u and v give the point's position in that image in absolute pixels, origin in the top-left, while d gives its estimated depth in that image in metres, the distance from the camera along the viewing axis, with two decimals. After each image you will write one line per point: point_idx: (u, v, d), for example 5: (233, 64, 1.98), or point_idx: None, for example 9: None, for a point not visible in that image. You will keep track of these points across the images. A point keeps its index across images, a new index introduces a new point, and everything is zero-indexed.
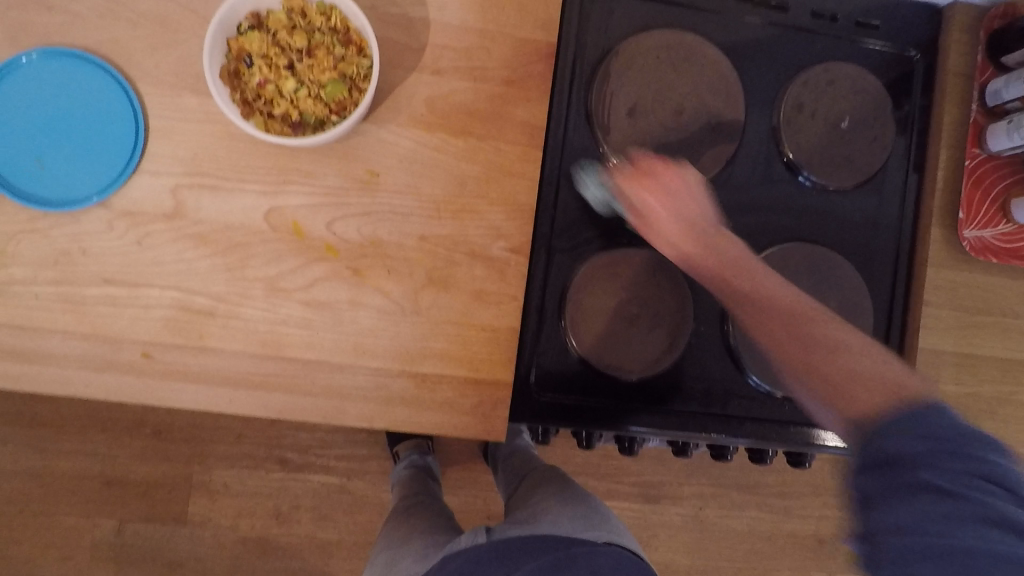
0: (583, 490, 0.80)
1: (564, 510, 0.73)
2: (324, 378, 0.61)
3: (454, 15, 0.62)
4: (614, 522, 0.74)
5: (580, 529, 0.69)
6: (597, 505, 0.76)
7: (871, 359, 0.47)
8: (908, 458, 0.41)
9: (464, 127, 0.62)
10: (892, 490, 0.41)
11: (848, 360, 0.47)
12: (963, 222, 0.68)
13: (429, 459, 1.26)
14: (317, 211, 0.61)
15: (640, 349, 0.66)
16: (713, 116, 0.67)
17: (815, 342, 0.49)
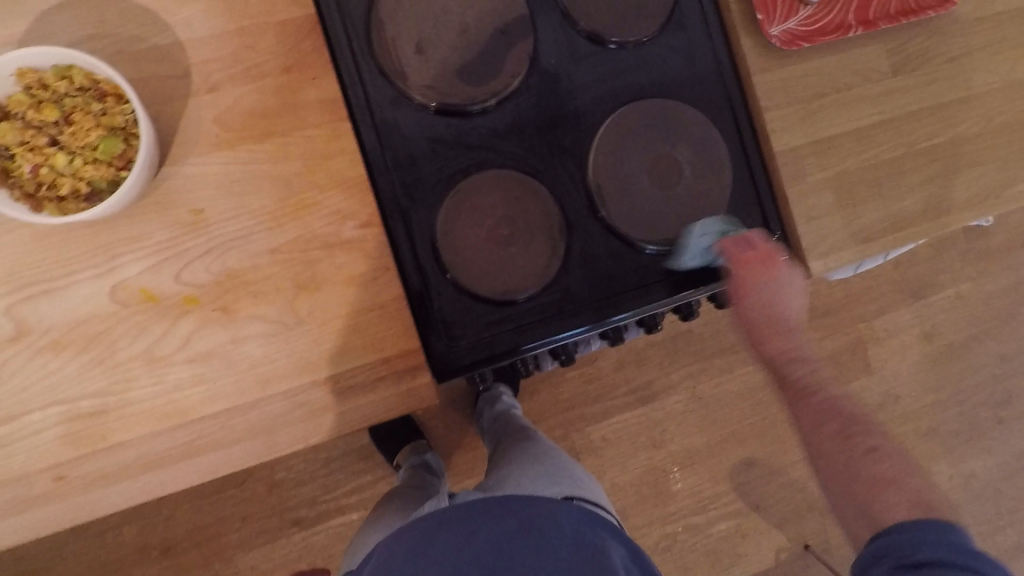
0: (549, 449, 0.88)
1: (530, 471, 0.81)
2: (242, 422, 0.60)
3: (204, 27, 0.60)
4: (576, 476, 0.82)
5: (543, 488, 0.77)
6: (562, 462, 0.84)
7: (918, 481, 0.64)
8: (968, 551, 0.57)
9: (264, 130, 0.61)
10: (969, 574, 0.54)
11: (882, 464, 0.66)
12: (765, 22, 0.71)
13: (427, 456, 1.27)
14: (160, 270, 0.59)
15: (526, 265, 0.67)
16: (497, 20, 0.66)
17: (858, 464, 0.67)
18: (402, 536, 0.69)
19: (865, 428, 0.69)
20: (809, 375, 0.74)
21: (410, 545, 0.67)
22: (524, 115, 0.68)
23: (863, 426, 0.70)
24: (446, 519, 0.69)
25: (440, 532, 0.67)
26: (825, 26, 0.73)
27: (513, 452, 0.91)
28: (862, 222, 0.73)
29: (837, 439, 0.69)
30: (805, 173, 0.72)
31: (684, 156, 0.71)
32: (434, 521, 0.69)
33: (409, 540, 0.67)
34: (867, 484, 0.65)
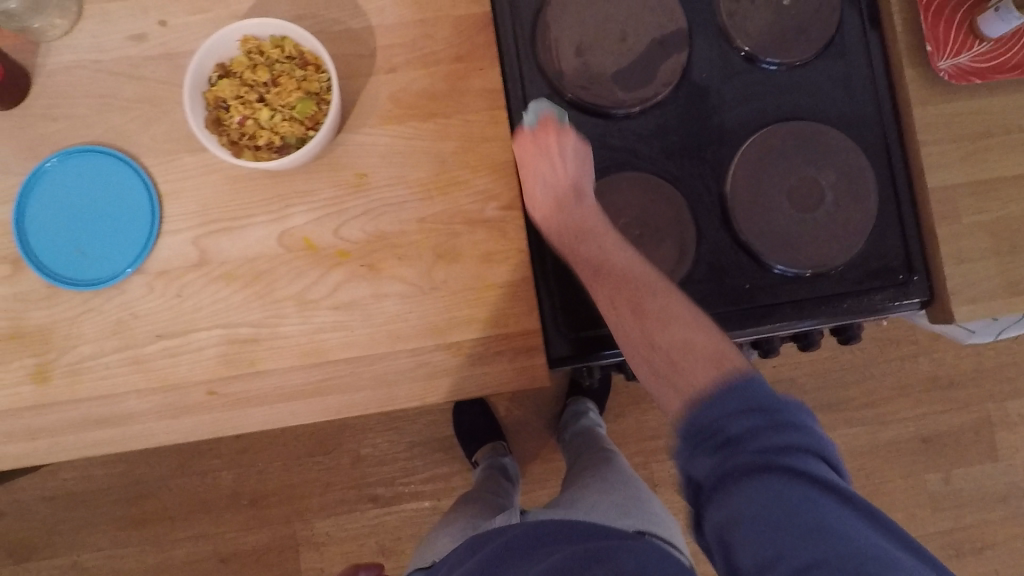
0: (627, 480, 0.88)
1: (603, 504, 0.81)
2: (369, 371, 0.65)
3: (394, 15, 0.67)
4: (653, 513, 0.79)
5: (615, 519, 0.76)
6: (638, 495, 0.83)
7: (729, 372, 0.54)
8: (741, 429, 0.50)
9: (430, 111, 0.67)
10: (743, 476, 0.49)
11: (674, 332, 0.58)
12: (934, 54, 0.68)
13: (506, 460, 1.28)
14: (322, 223, 0.66)
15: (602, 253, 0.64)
16: (656, 31, 0.69)
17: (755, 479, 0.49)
18: (473, 560, 0.69)
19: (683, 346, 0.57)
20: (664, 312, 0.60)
21: (479, 565, 0.67)
22: (669, 123, 0.70)
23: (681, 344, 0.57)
24: (515, 541, 0.69)
25: (511, 557, 0.66)
26: (1003, 63, 0.69)
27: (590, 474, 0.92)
28: (1021, 273, 0.68)
29: (663, 364, 0.58)
30: (960, 214, 0.68)
31: (828, 181, 0.69)
32: (506, 544, 0.68)
33: (480, 559, 0.68)
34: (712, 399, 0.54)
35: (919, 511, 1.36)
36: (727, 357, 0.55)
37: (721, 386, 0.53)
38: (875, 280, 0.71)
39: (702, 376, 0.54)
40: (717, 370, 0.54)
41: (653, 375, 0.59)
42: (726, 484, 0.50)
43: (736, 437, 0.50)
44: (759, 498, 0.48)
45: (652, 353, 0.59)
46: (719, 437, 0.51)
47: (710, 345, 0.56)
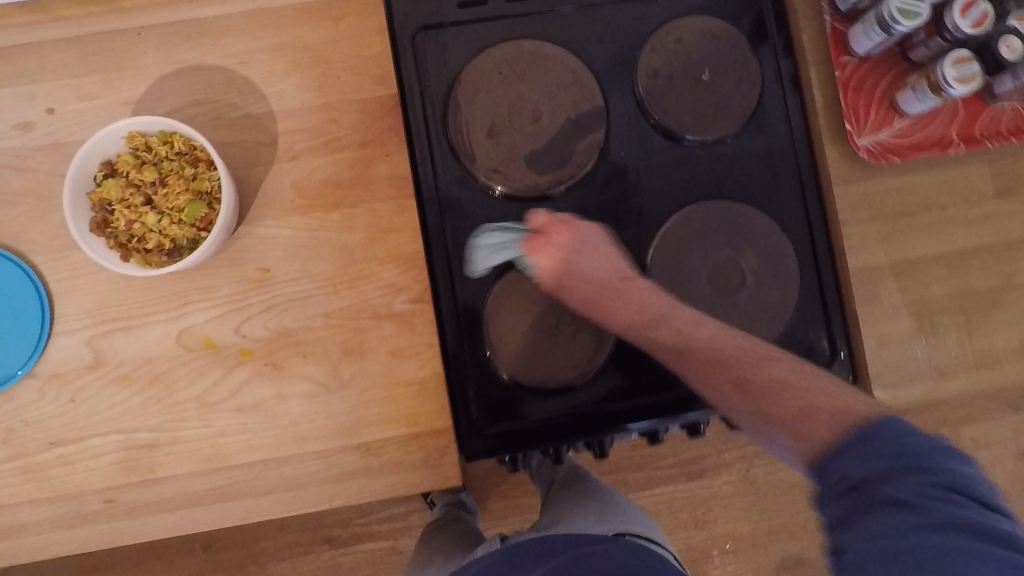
0: (602, 490, 0.87)
1: (582, 513, 0.80)
2: (277, 473, 0.63)
3: (296, 99, 0.64)
4: (632, 516, 0.80)
5: (593, 525, 0.75)
6: (616, 503, 0.83)
7: (830, 397, 0.46)
8: (863, 475, 0.40)
9: (335, 200, 0.64)
10: (859, 507, 0.39)
11: (791, 397, 0.48)
12: (854, 132, 0.67)
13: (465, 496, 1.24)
14: (223, 321, 0.63)
15: (599, 266, 0.63)
16: (572, 110, 0.67)
17: (757, 381, 0.51)
18: None
19: (816, 399, 0.46)
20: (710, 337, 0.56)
21: None
22: (586, 205, 0.68)
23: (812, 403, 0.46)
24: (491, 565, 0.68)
25: None
26: (922, 139, 0.69)
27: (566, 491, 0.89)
28: (943, 354, 0.67)
29: (733, 390, 0.52)
30: (881, 295, 0.67)
31: (749, 264, 0.68)
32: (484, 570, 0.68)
33: None
34: (746, 397, 0.51)
35: None
36: (852, 408, 0.44)
37: (864, 429, 0.41)
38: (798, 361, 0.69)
39: (829, 435, 0.43)
40: (842, 427, 0.43)
41: (753, 426, 0.51)
42: (864, 515, 0.39)
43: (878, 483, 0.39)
44: (880, 524, 0.38)
45: (746, 410, 0.50)
46: (848, 483, 0.41)
47: (849, 400, 0.46)
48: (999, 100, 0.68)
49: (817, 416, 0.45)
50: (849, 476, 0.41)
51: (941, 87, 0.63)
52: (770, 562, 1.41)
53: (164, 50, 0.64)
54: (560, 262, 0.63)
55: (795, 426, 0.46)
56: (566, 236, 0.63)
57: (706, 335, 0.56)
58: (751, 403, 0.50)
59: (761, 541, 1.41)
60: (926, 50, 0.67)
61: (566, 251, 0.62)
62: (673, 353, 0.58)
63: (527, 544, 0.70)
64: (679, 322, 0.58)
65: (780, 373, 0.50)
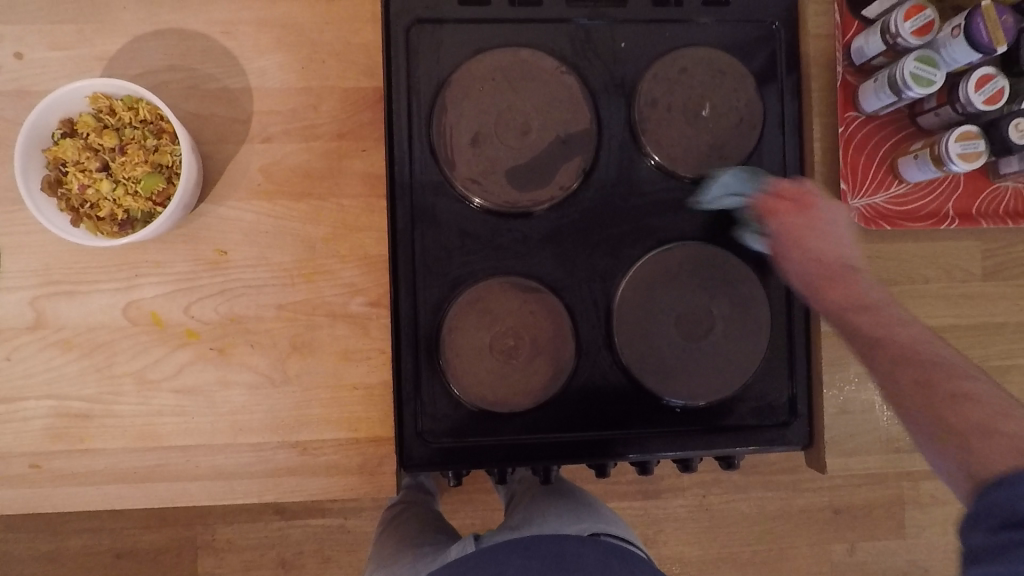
0: (569, 483, 0.82)
1: (551, 505, 0.76)
2: (209, 461, 0.61)
3: (275, 79, 0.61)
4: (601, 512, 0.76)
5: (568, 525, 0.71)
6: (585, 495, 0.79)
7: (986, 388, 0.49)
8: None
9: (303, 189, 0.62)
10: (997, 550, 0.41)
11: (967, 405, 0.48)
12: (848, 192, 0.66)
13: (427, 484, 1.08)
14: (172, 298, 0.61)
15: (830, 249, 0.61)
16: (561, 129, 0.64)
17: (940, 386, 0.50)
18: None
19: (947, 372, 0.51)
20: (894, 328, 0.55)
21: None
22: (563, 228, 0.66)
23: (947, 373, 0.51)
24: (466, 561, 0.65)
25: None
26: (918, 209, 0.67)
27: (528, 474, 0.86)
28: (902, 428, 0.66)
29: (914, 386, 0.51)
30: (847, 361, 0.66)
31: (720, 311, 0.66)
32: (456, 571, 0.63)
33: None
34: (934, 409, 0.50)
35: None
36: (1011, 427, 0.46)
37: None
38: (756, 417, 0.68)
39: (1005, 463, 0.44)
40: (1023, 459, 0.43)
41: (936, 454, 0.49)
42: (1006, 557, 0.40)
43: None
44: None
45: (929, 424, 0.50)
46: (1002, 518, 0.42)
47: (997, 400, 0.48)
48: (1003, 179, 0.66)
49: (939, 374, 0.51)
50: (1016, 511, 0.41)
51: (943, 161, 0.61)
52: None
53: (144, 7, 0.61)
54: (790, 227, 0.62)
55: (964, 440, 0.47)
56: (817, 217, 0.61)
57: (920, 347, 0.54)
58: (928, 401, 0.50)
59: (708, 567, 1.42)
60: (933, 118, 0.65)
61: (802, 230, 0.61)
62: (838, 317, 0.59)
63: (502, 545, 0.66)
64: (871, 316, 0.57)
65: (967, 380, 0.50)
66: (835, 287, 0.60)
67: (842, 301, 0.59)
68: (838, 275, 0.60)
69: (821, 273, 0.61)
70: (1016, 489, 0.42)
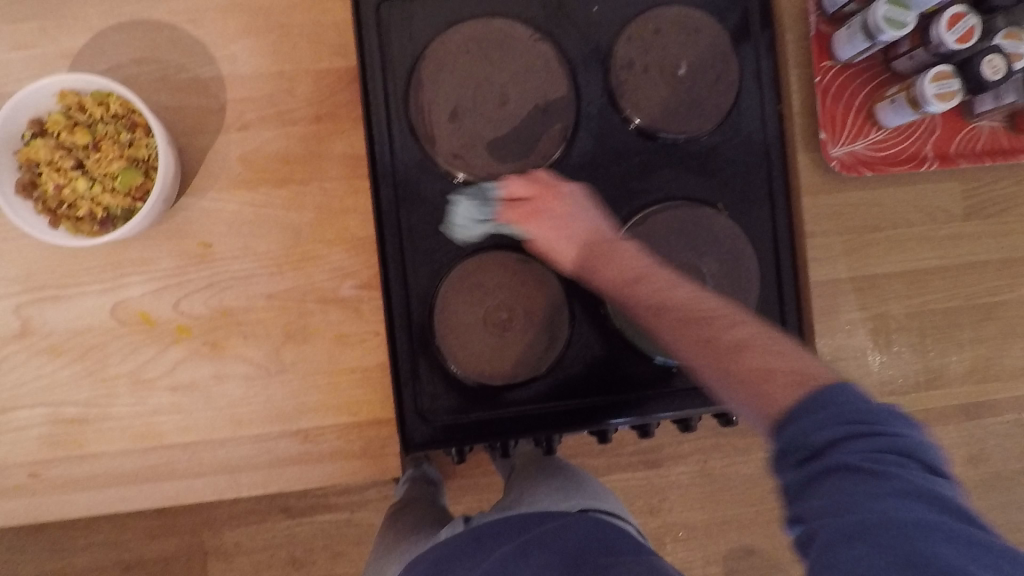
0: (565, 464, 0.81)
1: (544, 487, 0.75)
2: (209, 456, 0.61)
3: (246, 65, 0.60)
4: (594, 489, 0.75)
5: (559, 503, 0.70)
6: (579, 474, 0.78)
7: (785, 355, 0.48)
8: (827, 442, 0.41)
9: (283, 176, 0.61)
10: (810, 482, 0.41)
11: (754, 355, 0.49)
12: (829, 140, 0.65)
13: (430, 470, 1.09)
14: (160, 295, 0.60)
15: (578, 226, 0.61)
16: (540, 98, 0.64)
17: (725, 341, 0.51)
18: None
19: (729, 317, 0.53)
20: (660, 289, 0.57)
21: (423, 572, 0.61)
22: None
23: (727, 316, 0.53)
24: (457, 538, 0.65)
25: (456, 557, 0.61)
26: (897, 154, 0.67)
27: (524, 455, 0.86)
28: (892, 371, 0.66)
29: (702, 344, 0.52)
30: (839, 310, 0.66)
31: (710, 269, 0.67)
32: (446, 548, 0.63)
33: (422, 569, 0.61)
34: (716, 353, 0.51)
35: None
36: (813, 373, 0.46)
37: (810, 398, 0.43)
38: None
39: (788, 399, 0.45)
40: (800, 391, 0.45)
41: (738, 403, 0.49)
42: (818, 483, 0.41)
43: (829, 455, 0.41)
44: (841, 487, 0.39)
45: (725, 382, 0.50)
46: (806, 449, 0.42)
47: (803, 362, 0.48)
48: (979, 118, 0.68)
49: (709, 317, 0.53)
50: (808, 445, 0.42)
51: (921, 103, 0.62)
52: (719, 550, 1.44)
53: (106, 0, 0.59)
54: (545, 221, 0.61)
55: (746, 384, 0.48)
56: (556, 203, 0.62)
57: (708, 305, 0.54)
58: (718, 361, 0.50)
59: (713, 531, 1.44)
60: (908, 62, 0.65)
61: (550, 216, 0.61)
62: (650, 310, 0.57)
63: (491, 528, 0.65)
64: (652, 286, 0.57)
65: (738, 327, 0.51)
66: (602, 262, 0.60)
67: (649, 298, 0.57)
68: (600, 249, 0.60)
69: (591, 246, 0.61)
70: (808, 419, 0.43)
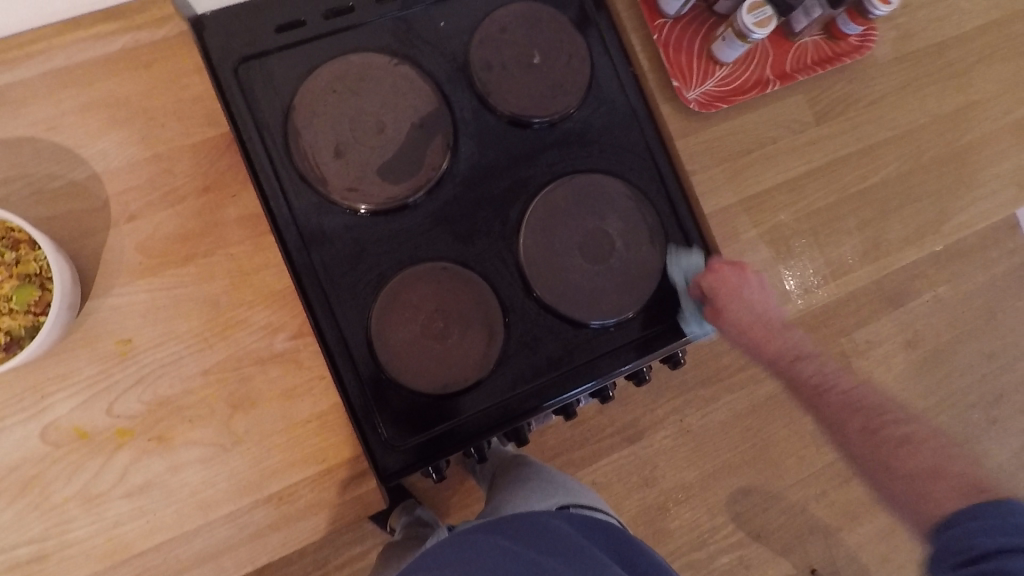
0: (543, 468, 0.87)
1: (524, 490, 0.80)
2: (187, 550, 0.59)
3: (119, 156, 0.60)
4: (569, 488, 0.81)
5: (538, 502, 0.76)
6: (555, 476, 0.84)
7: (940, 443, 0.67)
8: (994, 548, 0.56)
9: (186, 253, 0.61)
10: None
11: (914, 453, 0.67)
12: (682, 88, 0.71)
13: (420, 511, 1.12)
14: (90, 405, 0.58)
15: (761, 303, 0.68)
16: (415, 115, 0.67)
17: (862, 410, 0.71)
18: None
19: (891, 415, 0.70)
20: (818, 373, 0.73)
21: None
22: (451, 205, 0.68)
23: (886, 412, 0.70)
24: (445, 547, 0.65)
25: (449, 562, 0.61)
26: (744, 83, 0.74)
27: (507, 469, 0.90)
28: (797, 270, 0.73)
29: (863, 432, 0.70)
30: (737, 233, 0.72)
31: (615, 229, 0.71)
32: (435, 558, 0.63)
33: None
34: (874, 446, 0.69)
35: (806, 451, 1.53)
36: (984, 486, 0.62)
37: (973, 508, 0.60)
38: (681, 309, 0.73)
39: (953, 505, 0.62)
40: (975, 499, 0.61)
41: (892, 501, 0.68)
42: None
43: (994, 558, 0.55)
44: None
45: (888, 483, 0.68)
46: (976, 555, 0.57)
47: (952, 462, 0.65)
48: (800, 36, 0.77)
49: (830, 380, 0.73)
50: (972, 551, 0.57)
51: (747, 35, 0.68)
52: (719, 500, 1.49)
53: None
54: (722, 281, 0.68)
55: (913, 482, 0.66)
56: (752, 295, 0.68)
57: (861, 396, 0.72)
58: (871, 449, 0.69)
59: (708, 482, 1.49)
60: (726, 3, 0.72)
61: (730, 287, 0.67)
62: (811, 385, 0.74)
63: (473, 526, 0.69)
64: (811, 366, 0.73)
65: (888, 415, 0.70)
66: (766, 342, 0.73)
67: (786, 355, 0.73)
68: (767, 331, 0.72)
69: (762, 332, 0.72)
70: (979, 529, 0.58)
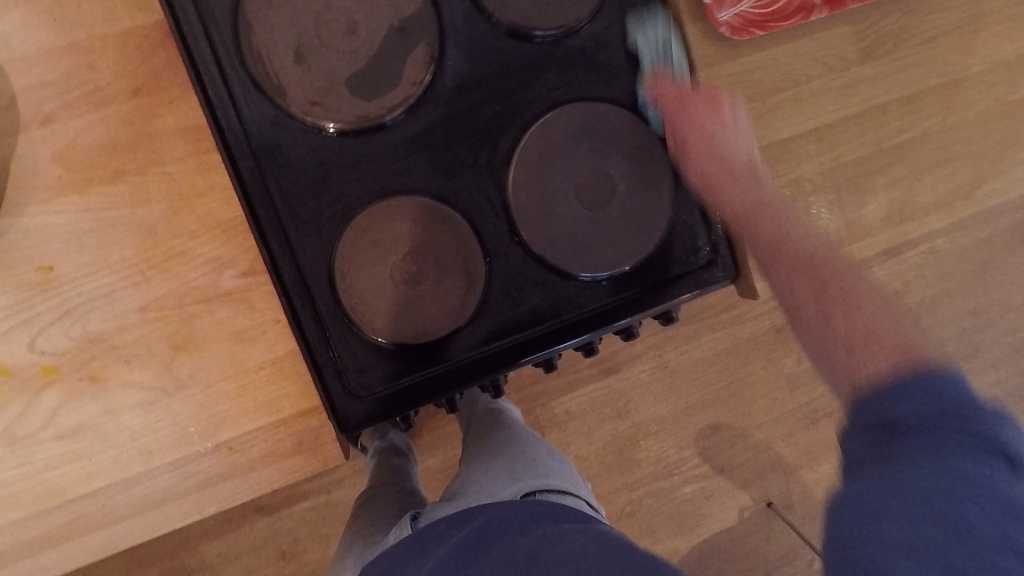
0: (514, 442, 0.86)
1: (493, 468, 0.80)
2: (128, 497, 0.55)
3: (25, 43, 0.49)
4: (541, 467, 0.79)
5: (503, 489, 0.74)
6: (527, 453, 0.83)
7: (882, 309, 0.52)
8: (900, 415, 0.44)
9: (115, 168, 0.51)
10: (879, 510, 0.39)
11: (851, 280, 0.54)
12: (714, 7, 0.64)
13: (393, 439, 1.12)
14: (9, 340, 0.51)
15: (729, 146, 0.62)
16: (393, 16, 0.56)
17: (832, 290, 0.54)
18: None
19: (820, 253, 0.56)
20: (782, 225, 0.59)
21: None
22: (433, 130, 0.59)
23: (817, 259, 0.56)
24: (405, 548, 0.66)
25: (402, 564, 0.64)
26: (784, 8, 0.66)
27: (479, 440, 0.90)
28: None
29: (808, 301, 0.55)
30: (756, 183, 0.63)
31: (618, 170, 0.63)
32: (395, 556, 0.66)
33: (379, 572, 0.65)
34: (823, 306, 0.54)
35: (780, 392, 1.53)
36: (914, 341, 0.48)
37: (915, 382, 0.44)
38: (683, 265, 0.66)
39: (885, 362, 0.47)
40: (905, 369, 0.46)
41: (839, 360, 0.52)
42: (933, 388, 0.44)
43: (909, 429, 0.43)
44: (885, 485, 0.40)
45: (855, 333, 0.51)
46: (888, 420, 0.45)
47: (906, 334, 0.48)
48: None
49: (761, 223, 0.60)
50: (889, 416, 0.45)
51: None
52: (690, 435, 1.50)
53: None
54: (697, 122, 0.62)
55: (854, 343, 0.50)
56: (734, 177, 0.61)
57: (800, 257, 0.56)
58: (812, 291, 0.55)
59: (682, 418, 1.49)
60: None
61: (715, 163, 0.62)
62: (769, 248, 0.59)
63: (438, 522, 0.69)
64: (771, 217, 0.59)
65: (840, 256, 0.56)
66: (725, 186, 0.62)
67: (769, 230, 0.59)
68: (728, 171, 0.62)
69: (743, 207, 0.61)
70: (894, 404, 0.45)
